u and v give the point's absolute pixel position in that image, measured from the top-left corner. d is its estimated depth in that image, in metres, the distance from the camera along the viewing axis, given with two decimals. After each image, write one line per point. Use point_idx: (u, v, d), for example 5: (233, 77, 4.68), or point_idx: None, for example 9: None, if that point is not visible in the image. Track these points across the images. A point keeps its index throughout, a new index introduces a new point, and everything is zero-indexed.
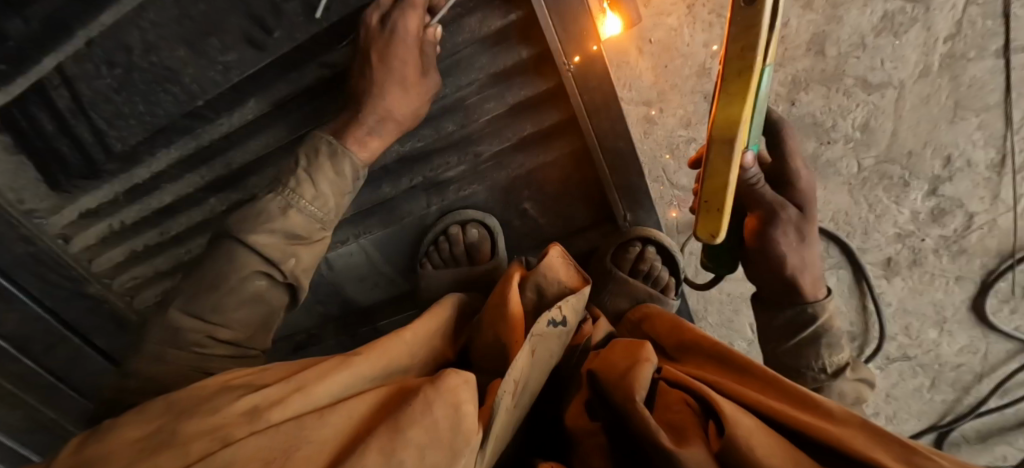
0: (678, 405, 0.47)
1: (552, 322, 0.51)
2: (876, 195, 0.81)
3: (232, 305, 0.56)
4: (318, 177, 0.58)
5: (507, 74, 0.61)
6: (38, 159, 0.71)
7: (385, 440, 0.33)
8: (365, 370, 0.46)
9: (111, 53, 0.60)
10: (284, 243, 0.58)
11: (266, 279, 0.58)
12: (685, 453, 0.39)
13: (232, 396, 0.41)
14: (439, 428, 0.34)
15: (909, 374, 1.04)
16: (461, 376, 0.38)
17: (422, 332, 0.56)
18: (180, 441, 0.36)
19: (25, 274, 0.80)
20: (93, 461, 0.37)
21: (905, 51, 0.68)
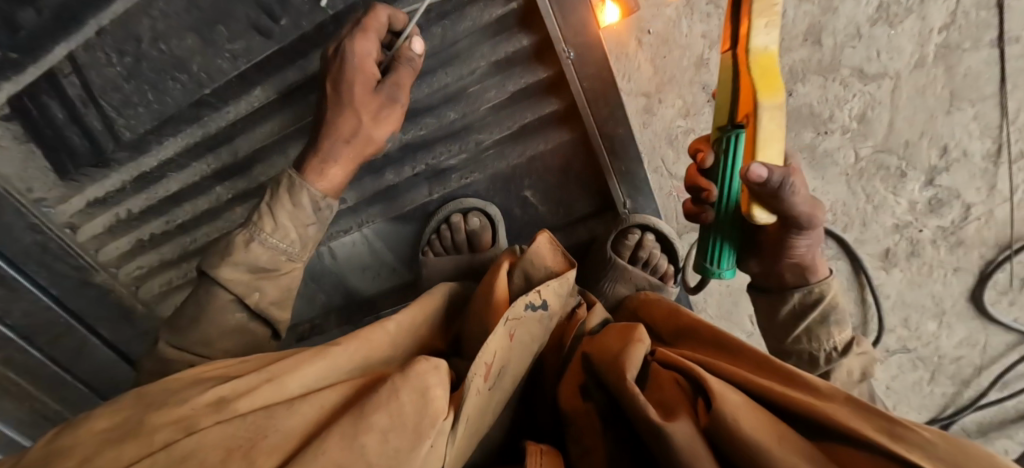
0: (670, 384, 0.47)
1: (530, 306, 0.51)
2: (873, 186, 0.82)
3: (215, 337, 0.55)
4: (277, 210, 0.56)
5: (508, 62, 0.62)
6: (48, 148, 0.73)
7: (346, 427, 0.33)
8: (345, 358, 0.45)
9: (122, 42, 0.62)
10: (251, 276, 0.56)
11: (244, 310, 0.57)
12: (673, 428, 0.38)
13: (205, 385, 0.39)
14: (404, 414, 0.34)
15: (909, 366, 1.04)
16: (431, 362, 0.36)
17: (411, 319, 0.55)
18: (144, 432, 0.34)
19: (32, 263, 0.81)
20: (57, 452, 0.33)
21: (901, 42, 0.70)
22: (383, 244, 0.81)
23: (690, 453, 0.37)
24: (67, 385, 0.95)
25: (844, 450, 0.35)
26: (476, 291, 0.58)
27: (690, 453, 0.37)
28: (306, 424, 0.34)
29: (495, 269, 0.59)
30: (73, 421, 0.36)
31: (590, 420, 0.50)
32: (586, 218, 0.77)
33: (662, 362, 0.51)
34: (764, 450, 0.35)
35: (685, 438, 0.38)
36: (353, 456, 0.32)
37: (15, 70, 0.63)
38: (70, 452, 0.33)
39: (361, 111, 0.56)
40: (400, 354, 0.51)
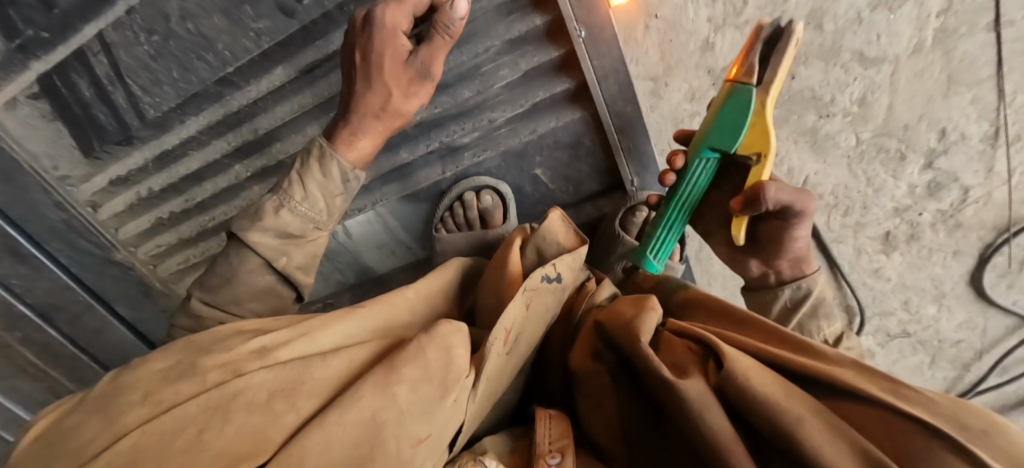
0: (682, 347, 0.46)
1: (546, 277, 0.52)
2: (874, 169, 0.85)
3: (246, 297, 0.59)
4: (308, 179, 0.58)
5: (521, 42, 0.65)
6: (74, 126, 0.75)
7: (379, 376, 0.34)
8: (368, 322, 0.45)
9: (150, 21, 0.64)
10: (278, 242, 0.58)
11: (273, 274, 0.60)
12: (685, 385, 0.38)
13: (246, 336, 0.40)
14: (431, 367, 0.35)
15: (909, 350, 1.07)
16: (453, 323, 0.37)
17: (430, 288, 0.55)
18: (196, 372, 0.35)
19: (56, 240, 0.84)
20: (118, 389, 0.34)
21: (899, 27, 0.71)
22: (398, 222, 0.84)
23: (703, 407, 0.37)
24: (86, 366, 0.97)
25: (851, 406, 0.35)
26: (489, 263, 0.58)
27: (702, 408, 0.37)
28: (342, 373, 0.36)
29: (508, 244, 0.59)
30: (127, 367, 0.37)
31: (601, 380, 0.50)
32: (596, 195, 0.80)
33: (674, 328, 0.49)
34: (773, 406, 0.35)
35: (699, 394, 0.37)
36: (387, 401, 0.33)
37: (46, 50, 0.67)
38: (132, 387, 0.34)
39: (389, 84, 0.56)
40: (421, 318, 0.52)
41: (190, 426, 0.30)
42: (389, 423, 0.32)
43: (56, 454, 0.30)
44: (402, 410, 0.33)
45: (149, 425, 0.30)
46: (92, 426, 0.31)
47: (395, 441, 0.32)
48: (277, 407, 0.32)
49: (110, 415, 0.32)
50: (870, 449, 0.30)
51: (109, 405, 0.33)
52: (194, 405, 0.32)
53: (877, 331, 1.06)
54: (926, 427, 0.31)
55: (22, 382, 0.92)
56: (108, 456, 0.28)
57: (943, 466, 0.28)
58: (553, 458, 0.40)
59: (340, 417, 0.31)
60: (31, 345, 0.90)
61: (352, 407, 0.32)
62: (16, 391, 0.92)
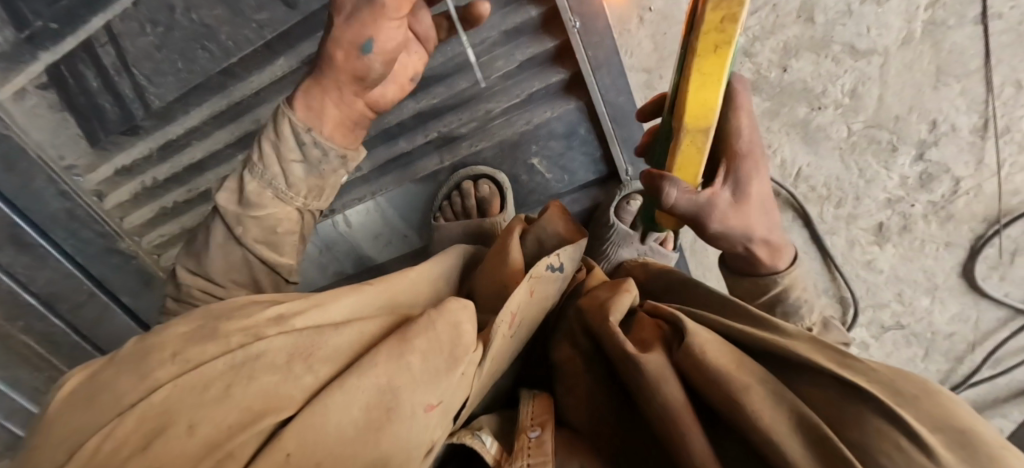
0: (650, 326, 0.46)
1: (550, 267, 0.48)
2: (865, 160, 0.86)
3: (213, 264, 0.54)
4: (263, 141, 0.52)
5: (516, 33, 0.66)
6: (80, 116, 0.77)
7: (392, 345, 0.32)
8: (375, 298, 0.41)
9: (155, 12, 0.66)
10: (238, 208, 0.52)
11: (237, 245, 0.54)
12: (644, 358, 0.39)
13: (262, 302, 0.37)
14: (440, 340, 0.33)
15: (903, 343, 1.06)
16: (461, 302, 0.35)
17: (433, 271, 0.51)
18: (220, 331, 0.32)
19: (60, 231, 0.85)
20: (143, 349, 0.31)
21: (888, 19, 0.74)
22: (394, 212, 0.85)
23: (659, 380, 0.38)
24: (89, 357, 0.98)
25: (794, 376, 0.35)
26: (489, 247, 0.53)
27: (660, 380, 0.38)
28: (355, 344, 0.33)
29: (510, 228, 0.54)
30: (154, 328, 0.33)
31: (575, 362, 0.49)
32: (589, 186, 0.82)
33: (649, 308, 0.49)
34: (722, 375, 0.35)
35: (656, 367, 0.38)
36: (399, 371, 0.31)
37: (53, 41, 0.69)
38: (157, 345, 0.31)
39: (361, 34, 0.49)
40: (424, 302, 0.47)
41: (216, 384, 0.29)
42: (403, 388, 0.30)
43: (89, 408, 0.28)
44: (414, 378, 0.31)
45: (180, 379, 0.29)
46: (123, 381, 0.29)
47: (409, 405, 0.30)
48: (295, 368, 0.30)
49: (139, 370, 0.30)
50: (806, 414, 0.31)
51: (141, 360, 0.30)
52: (220, 363, 0.30)
53: (871, 323, 1.05)
54: (857, 394, 0.31)
55: (23, 373, 0.89)
56: (144, 409, 0.27)
57: (868, 429, 0.29)
58: (534, 432, 0.39)
59: (358, 380, 0.29)
60: (35, 335, 0.89)
61: (367, 371, 0.30)
62: (17, 382, 0.88)
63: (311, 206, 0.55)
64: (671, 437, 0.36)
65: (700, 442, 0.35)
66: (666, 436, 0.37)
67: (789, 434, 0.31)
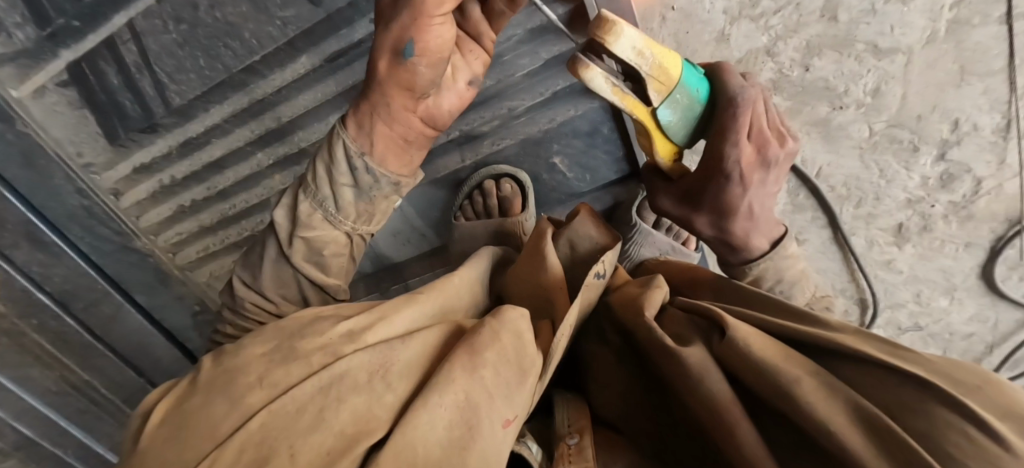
0: (684, 320, 0.44)
1: (596, 274, 0.48)
2: (886, 160, 0.85)
3: (267, 279, 0.58)
4: (317, 160, 0.56)
5: (542, 31, 0.65)
6: (99, 114, 0.77)
7: (465, 359, 0.32)
8: (428, 307, 0.42)
9: (179, 10, 0.66)
10: (291, 230, 0.57)
11: (289, 264, 0.57)
12: (685, 352, 0.37)
13: (329, 319, 0.37)
14: (508, 351, 0.34)
15: (920, 345, 1.08)
16: (518, 310, 0.37)
17: (472, 275, 0.51)
18: (300, 352, 0.33)
19: (77, 228, 0.86)
20: (226, 377, 0.32)
21: (913, 18, 0.72)
22: (415, 210, 0.86)
23: (705, 375, 0.36)
24: (103, 356, 0.97)
25: (845, 367, 0.34)
26: (521, 249, 0.52)
27: (705, 374, 0.36)
28: (425, 356, 0.34)
29: (541, 231, 0.52)
30: (226, 353, 0.35)
31: (607, 358, 0.48)
32: (611, 185, 0.83)
33: (678, 307, 0.47)
34: (772, 368, 0.34)
35: (700, 361, 0.37)
36: (477, 385, 0.31)
37: (75, 39, 0.69)
38: (241, 369, 0.32)
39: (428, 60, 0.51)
40: (467, 308, 0.48)
41: (306, 407, 0.29)
42: (482, 403, 0.31)
43: (181, 440, 0.29)
44: (491, 390, 0.32)
45: (272, 405, 0.29)
46: (216, 408, 0.30)
47: (489, 421, 0.30)
48: (377, 387, 0.31)
49: (230, 395, 0.31)
50: (867, 408, 0.30)
51: (224, 388, 0.31)
52: (308, 387, 0.30)
53: (887, 324, 1.06)
54: (920, 385, 0.30)
55: (34, 370, 0.88)
56: (241, 438, 0.28)
57: (934, 418, 0.28)
58: (573, 439, 0.38)
59: (440, 399, 0.30)
60: (46, 334, 0.89)
61: (447, 390, 0.30)
62: (27, 379, 0.87)
63: (360, 229, 0.58)
64: (721, 433, 0.34)
65: (752, 439, 0.33)
66: (714, 431, 0.35)
67: (850, 428, 0.30)
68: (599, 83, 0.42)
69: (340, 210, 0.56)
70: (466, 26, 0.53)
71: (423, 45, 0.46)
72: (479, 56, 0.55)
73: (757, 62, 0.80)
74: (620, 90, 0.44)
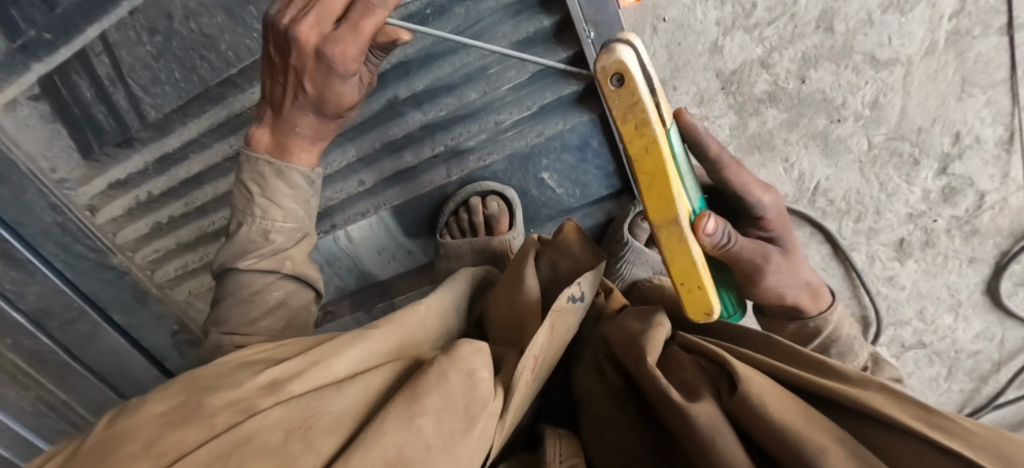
0: (690, 364, 0.41)
1: (570, 297, 0.44)
2: (886, 173, 0.83)
3: (259, 313, 0.54)
4: (278, 195, 0.55)
5: (530, 42, 0.67)
6: (73, 128, 0.74)
7: (401, 409, 0.29)
8: (379, 345, 0.40)
9: (154, 20, 0.64)
10: (270, 256, 0.55)
11: (279, 287, 0.56)
12: (696, 410, 0.34)
13: (253, 370, 0.35)
14: (454, 395, 0.31)
15: (924, 362, 1.01)
16: (474, 346, 0.35)
17: (442, 304, 0.49)
18: (205, 412, 0.30)
19: (50, 245, 0.83)
20: (109, 443, 0.28)
21: (912, 28, 0.71)
22: (398, 226, 0.84)
23: (716, 436, 0.33)
24: (79, 375, 0.96)
25: (877, 432, 0.32)
26: (503, 272, 0.51)
27: (716, 435, 0.33)
28: (359, 407, 0.32)
29: (524, 252, 0.51)
30: (119, 412, 0.31)
31: (603, 402, 0.44)
32: (603, 200, 0.81)
33: (684, 343, 0.45)
34: (793, 434, 0.31)
35: (710, 420, 0.34)
36: (411, 436, 0.28)
37: (48, 51, 0.67)
38: (128, 436, 0.28)
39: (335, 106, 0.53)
40: (433, 340, 0.46)
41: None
42: (417, 459, 0.28)
43: None
44: (429, 445, 0.28)
45: None
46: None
47: None
48: (294, 448, 0.27)
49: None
50: None
51: (103, 456, 0.27)
52: (205, 454, 0.26)
53: (890, 341, 1.00)
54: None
55: (11, 391, 0.92)
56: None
57: None
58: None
59: (365, 457, 0.26)
60: (22, 353, 0.89)
61: (377, 444, 0.27)
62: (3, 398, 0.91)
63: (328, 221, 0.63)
64: None
65: None
66: None
67: None
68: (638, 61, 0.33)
69: (306, 214, 0.58)
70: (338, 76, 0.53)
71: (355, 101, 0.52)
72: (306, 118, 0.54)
73: (752, 74, 0.77)
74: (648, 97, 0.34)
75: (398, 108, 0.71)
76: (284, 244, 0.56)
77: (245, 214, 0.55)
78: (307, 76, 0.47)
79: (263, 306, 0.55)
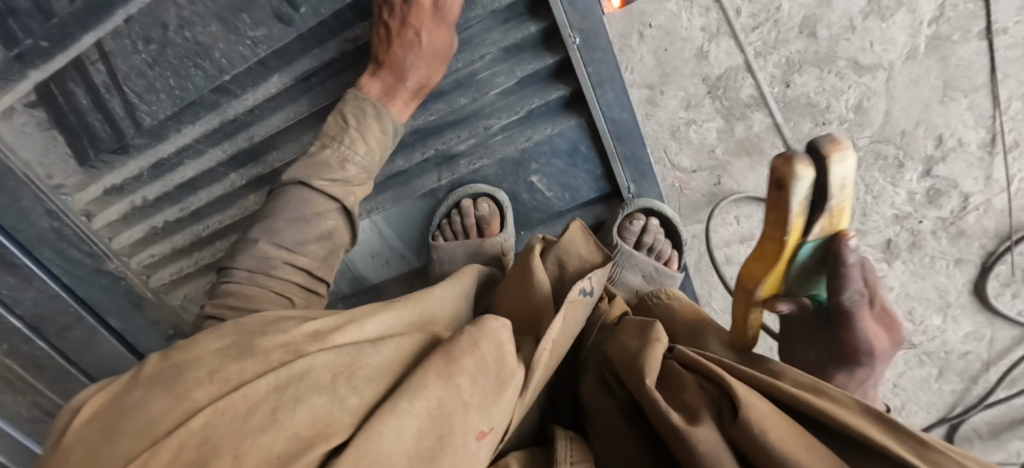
0: (693, 385, 0.42)
1: (582, 290, 0.46)
2: (872, 175, 0.84)
3: (309, 238, 0.64)
4: (366, 135, 0.66)
5: (517, 50, 0.68)
6: (70, 135, 0.75)
7: (440, 366, 0.32)
8: (405, 315, 0.43)
9: (149, 29, 0.65)
10: (341, 186, 0.66)
11: (332, 220, 0.67)
12: (697, 437, 0.35)
13: (296, 320, 0.40)
14: (486, 361, 0.34)
15: (915, 363, 1.01)
16: (500, 321, 0.36)
17: (456, 292, 0.51)
18: (259, 355, 0.35)
19: (47, 251, 0.83)
20: (178, 369, 0.34)
21: (893, 34, 0.73)
22: (391, 230, 0.85)
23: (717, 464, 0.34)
24: (72, 380, 0.96)
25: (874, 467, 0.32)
26: (508, 271, 0.52)
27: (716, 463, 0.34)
28: (394, 359, 0.35)
29: (530, 248, 0.53)
30: (175, 348, 0.37)
31: (612, 415, 0.45)
32: (592, 202, 0.83)
33: (681, 357, 0.46)
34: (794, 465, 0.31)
35: (713, 450, 0.35)
36: (450, 392, 0.31)
37: (45, 59, 0.68)
38: (194, 365, 0.34)
39: (432, 57, 0.65)
40: (450, 323, 0.48)
41: (263, 402, 0.30)
42: (455, 413, 0.30)
43: (120, 434, 0.29)
44: (464, 401, 0.31)
45: (218, 404, 0.30)
46: (157, 405, 0.31)
47: (461, 432, 0.30)
48: (341, 390, 0.32)
49: (175, 391, 0.32)
50: None
51: (173, 382, 0.33)
52: (264, 385, 0.31)
53: None
54: None
55: (7, 395, 0.92)
56: (181, 436, 0.28)
57: None
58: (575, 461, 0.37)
59: (410, 405, 0.29)
60: (17, 359, 0.90)
61: (419, 395, 0.30)
62: None
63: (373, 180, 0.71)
64: None
65: None
66: None
67: None
68: (805, 190, 0.30)
69: (379, 157, 0.69)
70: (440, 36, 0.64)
71: (447, 39, 0.64)
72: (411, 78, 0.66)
73: (738, 79, 0.78)
74: (804, 208, 0.32)
75: None
76: (354, 177, 0.67)
77: (336, 140, 0.66)
78: (423, 28, 0.63)
79: (318, 228, 0.65)
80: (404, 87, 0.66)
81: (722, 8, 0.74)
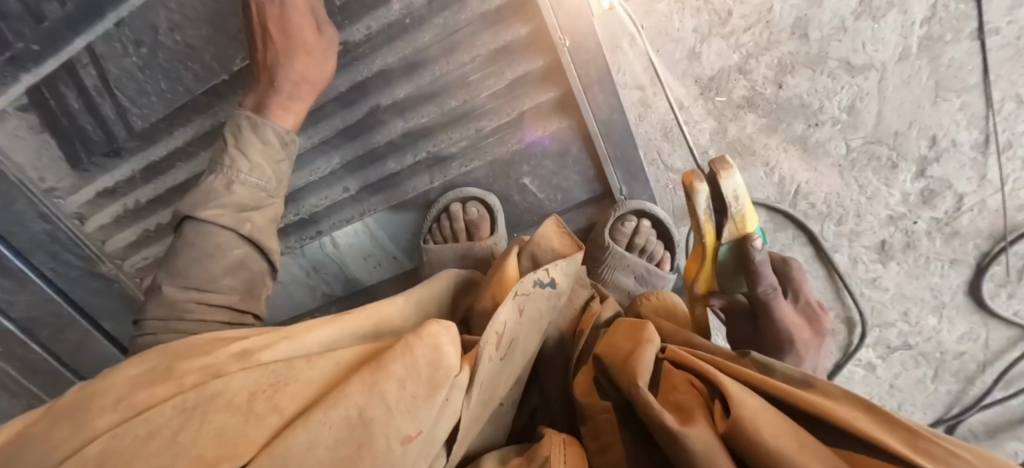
0: (684, 385, 0.42)
1: (538, 282, 0.44)
2: (865, 177, 0.84)
3: (219, 272, 0.56)
4: (248, 149, 0.59)
5: (507, 52, 0.68)
6: (62, 139, 0.75)
7: (366, 375, 0.30)
8: (352, 326, 0.43)
9: (138, 33, 0.65)
10: (235, 212, 0.58)
11: (243, 246, 0.59)
12: (690, 435, 0.33)
13: (227, 340, 0.39)
14: (420, 366, 0.31)
15: (911, 364, 1.01)
16: (442, 324, 0.33)
17: (421, 298, 0.51)
18: (185, 378, 0.34)
19: (41, 254, 0.84)
20: (89, 397, 0.33)
21: (885, 34, 0.73)
22: (385, 231, 0.85)
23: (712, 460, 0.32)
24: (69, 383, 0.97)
25: (868, 461, 0.31)
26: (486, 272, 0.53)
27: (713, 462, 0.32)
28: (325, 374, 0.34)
29: (506, 250, 0.55)
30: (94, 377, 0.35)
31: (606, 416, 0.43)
32: (585, 204, 0.83)
33: (672, 357, 0.46)
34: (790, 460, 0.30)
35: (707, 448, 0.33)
36: (372, 399, 0.29)
37: (36, 63, 0.68)
38: (107, 392, 0.33)
39: (299, 51, 0.59)
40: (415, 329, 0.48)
41: (167, 424, 0.29)
42: (377, 420, 0.29)
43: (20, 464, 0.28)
44: (390, 408, 0.29)
45: (118, 429, 0.29)
46: (65, 432, 0.30)
47: (384, 438, 0.29)
48: (255, 407, 0.30)
49: (80, 420, 0.31)
50: None
51: (82, 411, 0.31)
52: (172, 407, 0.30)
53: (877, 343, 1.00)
54: None
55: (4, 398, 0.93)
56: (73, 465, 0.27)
57: None
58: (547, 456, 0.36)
59: (324, 417, 0.28)
60: (13, 362, 0.91)
61: (335, 406, 0.29)
62: None
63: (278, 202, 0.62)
64: None
65: None
66: None
67: None
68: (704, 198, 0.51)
69: (274, 172, 0.61)
70: (298, 25, 0.58)
71: (308, 32, 0.59)
72: (289, 82, 0.60)
73: (730, 80, 0.78)
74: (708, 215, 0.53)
75: (381, 115, 0.73)
76: (246, 199, 0.59)
77: (217, 163, 0.58)
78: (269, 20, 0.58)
79: (224, 260, 0.57)
80: (281, 93, 0.60)
81: (713, 9, 0.73)
